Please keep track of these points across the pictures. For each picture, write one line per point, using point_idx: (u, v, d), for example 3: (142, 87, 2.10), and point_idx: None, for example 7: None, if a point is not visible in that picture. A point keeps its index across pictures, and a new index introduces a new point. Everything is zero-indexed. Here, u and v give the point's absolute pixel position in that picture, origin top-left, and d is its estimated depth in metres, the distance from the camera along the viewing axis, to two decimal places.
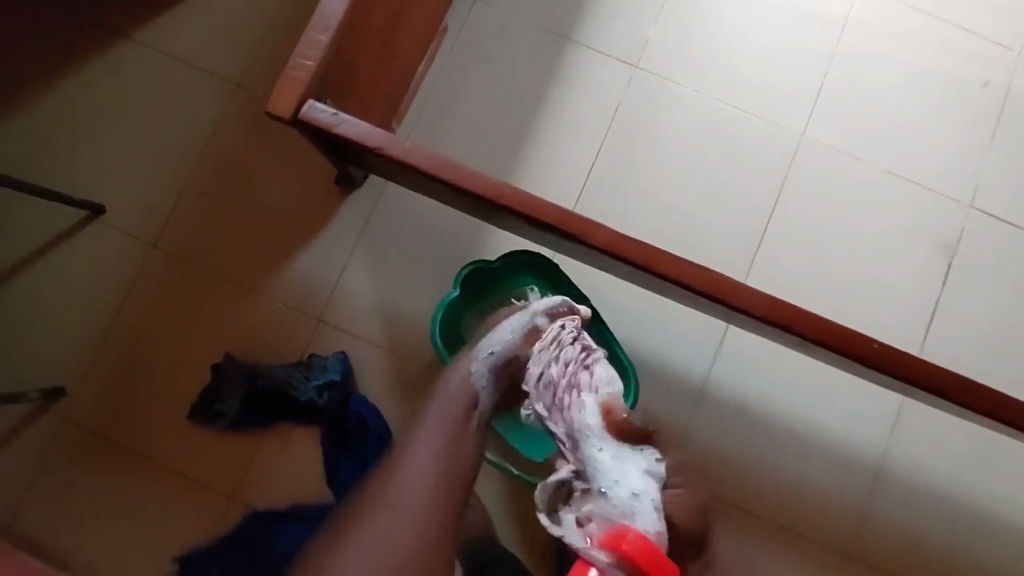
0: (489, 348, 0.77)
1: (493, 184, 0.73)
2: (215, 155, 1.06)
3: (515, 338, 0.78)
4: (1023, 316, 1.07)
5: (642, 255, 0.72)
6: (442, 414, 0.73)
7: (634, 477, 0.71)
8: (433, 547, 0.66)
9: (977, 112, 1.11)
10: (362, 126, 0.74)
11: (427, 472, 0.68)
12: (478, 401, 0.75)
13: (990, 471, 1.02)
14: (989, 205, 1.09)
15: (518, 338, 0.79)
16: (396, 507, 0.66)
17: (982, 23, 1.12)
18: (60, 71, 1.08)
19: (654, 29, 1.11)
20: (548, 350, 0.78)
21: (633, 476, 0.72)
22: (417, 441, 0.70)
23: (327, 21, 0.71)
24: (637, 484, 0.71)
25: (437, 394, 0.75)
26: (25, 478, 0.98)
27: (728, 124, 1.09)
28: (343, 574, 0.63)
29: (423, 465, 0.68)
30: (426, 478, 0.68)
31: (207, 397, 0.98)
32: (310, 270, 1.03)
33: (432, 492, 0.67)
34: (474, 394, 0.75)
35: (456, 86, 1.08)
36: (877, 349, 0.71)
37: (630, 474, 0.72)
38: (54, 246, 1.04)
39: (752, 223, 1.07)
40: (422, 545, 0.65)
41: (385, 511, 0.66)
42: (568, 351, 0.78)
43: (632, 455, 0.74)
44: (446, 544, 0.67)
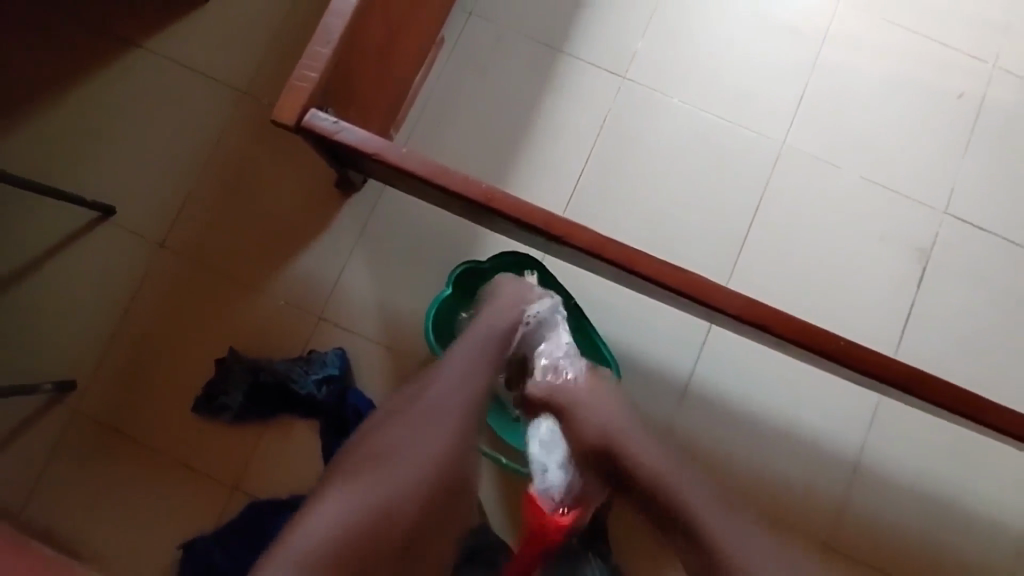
0: (527, 318, 0.84)
1: (484, 189, 0.77)
2: (220, 158, 1.10)
3: (547, 315, 0.86)
4: (998, 318, 1.09)
5: (623, 256, 0.75)
6: (469, 351, 0.78)
7: (539, 450, 0.87)
8: (448, 465, 0.69)
9: (952, 122, 1.13)
10: (361, 133, 0.78)
11: (449, 396, 0.73)
12: (502, 347, 0.80)
13: (966, 469, 1.05)
14: (964, 211, 1.11)
15: (546, 314, 0.86)
16: (418, 422, 0.70)
17: (960, 36, 1.15)
18: (74, 78, 1.13)
19: (642, 42, 1.14)
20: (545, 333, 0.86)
21: (540, 449, 0.87)
22: (442, 370, 0.76)
23: (329, 36, 0.75)
24: (539, 463, 0.87)
25: (467, 334, 0.80)
26: (38, 467, 1.03)
27: (711, 133, 1.12)
28: (361, 478, 0.66)
29: (446, 391, 0.74)
30: (448, 401, 0.73)
31: (211, 390, 1.02)
32: (311, 269, 1.07)
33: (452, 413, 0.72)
34: (501, 340, 0.80)
35: (453, 93, 1.12)
36: (843, 346, 0.74)
37: (536, 447, 0.87)
38: (66, 245, 1.09)
39: (735, 227, 1.10)
40: (438, 459, 0.69)
41: (406, 426, 0.70)
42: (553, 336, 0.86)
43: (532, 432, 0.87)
44: (459, 465, 0.70)
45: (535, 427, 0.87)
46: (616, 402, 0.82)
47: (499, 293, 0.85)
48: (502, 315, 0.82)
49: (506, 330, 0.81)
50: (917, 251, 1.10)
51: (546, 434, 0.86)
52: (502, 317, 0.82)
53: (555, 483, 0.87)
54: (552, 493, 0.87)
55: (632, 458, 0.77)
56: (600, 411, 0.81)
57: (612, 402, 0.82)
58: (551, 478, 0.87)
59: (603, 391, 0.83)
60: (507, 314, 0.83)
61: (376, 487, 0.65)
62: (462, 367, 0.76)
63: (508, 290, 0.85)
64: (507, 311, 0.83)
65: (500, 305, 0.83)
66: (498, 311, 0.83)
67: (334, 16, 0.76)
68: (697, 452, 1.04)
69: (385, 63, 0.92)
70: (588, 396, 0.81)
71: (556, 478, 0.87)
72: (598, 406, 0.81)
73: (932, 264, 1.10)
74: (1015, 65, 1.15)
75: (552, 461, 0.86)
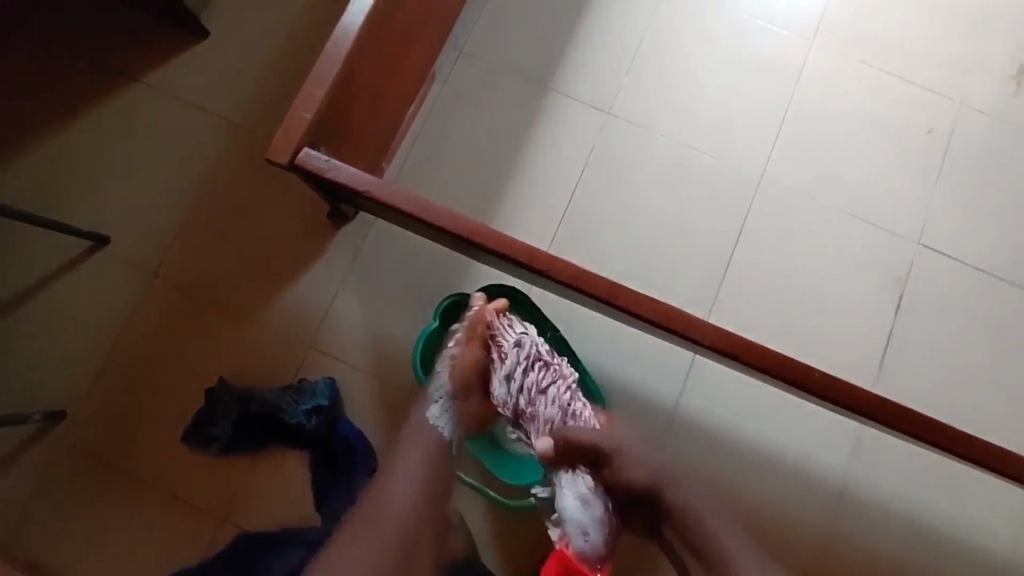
0: (511, 344, 0.94)
1: (470, 224, 0.80)
2: (215, 190, 1.12)
3: (517, 348, 0.94)
4: (972, 345, 1.12)
5: (604, 289, 0.78)
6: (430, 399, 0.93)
7: (578, 504, 0.88)
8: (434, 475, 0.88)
9: (923, 156, 1.18)
10: (352, 172, 0.81)
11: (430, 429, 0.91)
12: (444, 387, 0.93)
13: (948, 496, 1.06)
14: (937, 242, 1.15)
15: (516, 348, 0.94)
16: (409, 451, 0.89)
17: (927, 75, 1.21)
18: (73, 111, 1.15)
19: (626, 79, 1.18)
20: (527, 373, 0.94)
21: (579, 503, 0.88)
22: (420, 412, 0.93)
23: (323, 78, 0.79)
24: (576, 517, 0.88)
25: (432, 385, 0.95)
26: (24, 498, 1.02)
27: (692, 166, 1.16)
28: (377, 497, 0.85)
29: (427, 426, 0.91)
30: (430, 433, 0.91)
31: (200, 419, 1.03)
32: (302, 300, 1.08)
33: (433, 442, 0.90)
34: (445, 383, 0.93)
35: (442, 129, 1.15)
36: (818, 377, 0.76)
37: (574, 501, 0.89)
38: (58, 274, 1.10)
39: (718, 257, 1.13)
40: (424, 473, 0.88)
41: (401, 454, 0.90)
42: (529, 378, 0.94)
43: (569, 483, 0.90)
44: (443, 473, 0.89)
45: (572, 482, 0.90)
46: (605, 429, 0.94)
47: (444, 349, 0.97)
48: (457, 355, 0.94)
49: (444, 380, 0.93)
50: (893, 281, 1.13)
51: (582, 490, 0.89)
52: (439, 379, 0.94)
53: (593, 539, 0.88)
54: (588, 551, 0.88)
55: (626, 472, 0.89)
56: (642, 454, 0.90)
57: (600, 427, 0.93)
58: (590, 535, 0.88)
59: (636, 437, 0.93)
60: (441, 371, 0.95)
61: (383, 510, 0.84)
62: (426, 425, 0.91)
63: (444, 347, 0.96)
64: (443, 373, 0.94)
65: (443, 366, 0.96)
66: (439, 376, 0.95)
67: (327, 60, 0.79)
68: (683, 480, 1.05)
69: (378, 100, 0.95)
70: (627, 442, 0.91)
71: (597, 536, 0.88)
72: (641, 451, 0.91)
73: (907, 293, 1.13)
74: (981, 102, 1.20)
75: (592, 518, 0.88)
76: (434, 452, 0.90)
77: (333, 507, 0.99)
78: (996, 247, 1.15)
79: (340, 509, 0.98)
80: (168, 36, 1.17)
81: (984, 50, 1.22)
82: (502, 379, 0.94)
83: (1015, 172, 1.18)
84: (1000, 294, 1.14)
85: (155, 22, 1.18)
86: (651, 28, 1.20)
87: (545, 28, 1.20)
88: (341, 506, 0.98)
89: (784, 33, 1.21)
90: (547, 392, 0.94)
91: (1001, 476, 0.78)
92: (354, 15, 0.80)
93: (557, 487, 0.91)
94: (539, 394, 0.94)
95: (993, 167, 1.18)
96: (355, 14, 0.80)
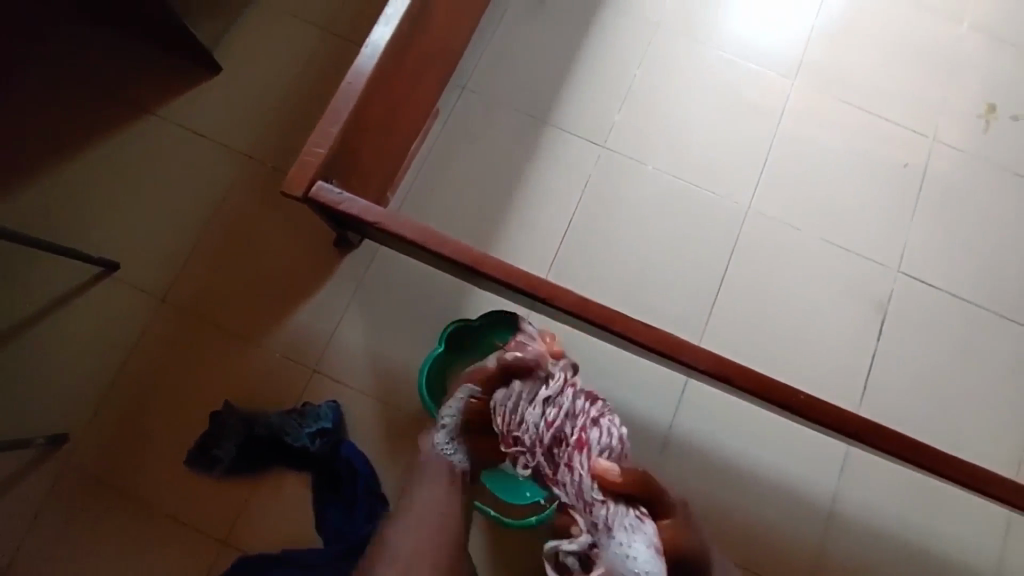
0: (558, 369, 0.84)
1: (475, 254, 0.84)
2: (223, 218, 1.16)
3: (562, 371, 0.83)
4: (951, 367, 1.17)
5: (603, 316, 0.82)
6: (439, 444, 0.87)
7: (651, 557, 0.57)
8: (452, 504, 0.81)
9: (899, 189, 1.25)
10: (363, 204, 0.86)
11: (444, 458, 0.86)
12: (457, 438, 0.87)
13: (934, 514, 1.10)
14: (915, 269, 1.21)
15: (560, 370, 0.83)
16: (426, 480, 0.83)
17: (901, 114, 1.28)
18: (86, 141, 1.19)
19: (619, 115, 1.25)
20: (574, 398, 0.79)
21: (653, 555, 0.58)
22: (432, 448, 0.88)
23: (337, 117, 0.83)
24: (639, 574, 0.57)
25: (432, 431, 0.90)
26: (24, 522, 1.02)
27: (682, 197, 1.21)
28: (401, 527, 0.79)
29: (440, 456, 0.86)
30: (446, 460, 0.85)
31: (204, 442, 1.04)
32: (308, 325, 1.11)
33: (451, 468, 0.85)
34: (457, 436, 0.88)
35: (445, 160, 1.20)
36: (804, 400, 0.81)
37: (646, 553, 0.57)
38: (66, 300, 1.12)
39: (709, 283, 1.18)
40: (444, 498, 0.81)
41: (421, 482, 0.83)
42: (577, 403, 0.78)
43: (635, 524, 0.60)
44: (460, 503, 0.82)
45: (638, 526, 0.59)
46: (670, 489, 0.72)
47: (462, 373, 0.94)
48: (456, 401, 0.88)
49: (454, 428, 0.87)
50: (875, 306, 1.19)
51: (651, 539, 0.59)
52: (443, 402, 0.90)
53: None
54: None
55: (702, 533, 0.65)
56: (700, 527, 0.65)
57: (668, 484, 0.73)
58: None
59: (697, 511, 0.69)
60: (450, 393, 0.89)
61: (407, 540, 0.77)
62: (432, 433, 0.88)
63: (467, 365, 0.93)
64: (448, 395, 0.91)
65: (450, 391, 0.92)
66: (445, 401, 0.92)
67: (341, 100, 0.84)
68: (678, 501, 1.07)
69: (386, 135, 1.00)
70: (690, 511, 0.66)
71: None
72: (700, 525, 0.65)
73: (888, 318, 1.18)
74: (951, 138, 1.28)
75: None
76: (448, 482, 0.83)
77: (335, 529, 1.00)
78: (970, 275, 1.21)
79: (341, 530, 0.99)
80: (181, 70, 1.22)
81: (952, 91, 1.30)
82: (543, 397, 0.80)
83: (985, 205, 1.25)
84: (975, 320, 1.19)
85: (170, 57, 1.23)
86: (642, 67, 1.27)
87: (543, 66, 1.26)
88: (342, 527, 1.00)
89: (767, 73, 1.28)
90: (598, 421, 0.76)
91: (981, 495, 0.83)
92: (368, 57, 0.85)
93: (615, 531, 0.60)
94: (591, 424, 0.75)
95: (965, 200, 1.25)
96: (367, 57, 0.85)
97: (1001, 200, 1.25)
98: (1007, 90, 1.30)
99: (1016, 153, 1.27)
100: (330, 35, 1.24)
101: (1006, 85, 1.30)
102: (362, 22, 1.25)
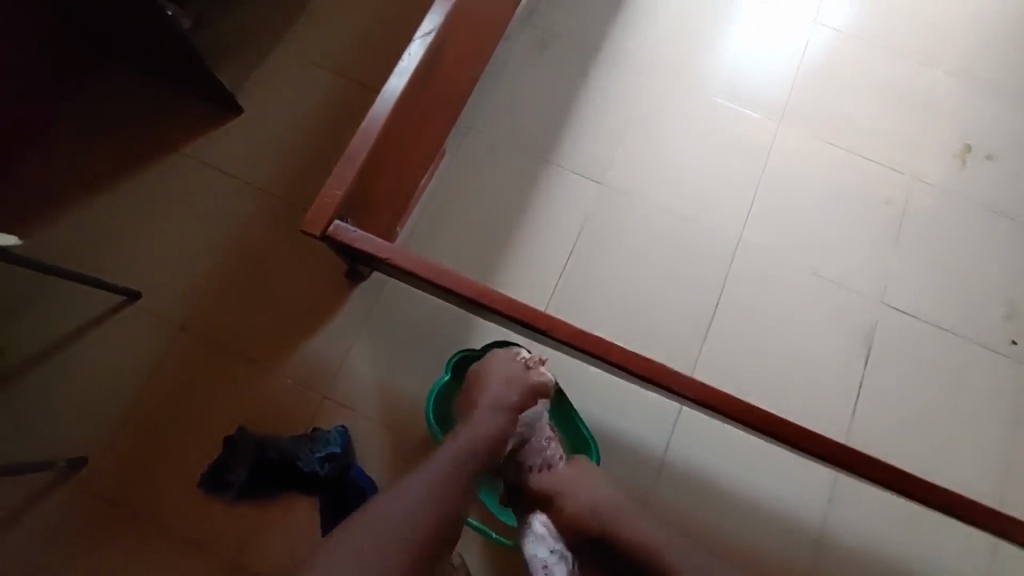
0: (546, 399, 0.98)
1: (478, 288, 0.91)
2: (241, 250, 1.22)
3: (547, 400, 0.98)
4: (934, 396, 1.22)
5: (598, 346, 0.88)
6: (454, 445, 0.83)
7: (537, 547, 0.89)
8: (438, 501, 0.76)
9: (882, 225, 1.31)
10: (375, 241, 0.92)
11: (448, 458, 0.81)
12: (478, 442, 0.84)
13: (921, 539, 1.13)
14: (899, 301, 1.27)
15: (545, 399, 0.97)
16: (425, 470, 0.79)
17: (884, 154, 1.36)
18: (112, 177, 1.26)
19: (615, 154, 1.32)
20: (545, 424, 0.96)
21: (538, 544, 0.89)
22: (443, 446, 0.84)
23: (353, 161, 0.91)
24: (535, 557, 0.89)
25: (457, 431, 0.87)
26: (41, 542, 1.06)
27: (676, 232, 1.28)
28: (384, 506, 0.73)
29: (446, 455, 0.82)
30: (448, 460, 0.81)
31: (218, 466, 1.08)
32: (319, 353, 1.17)
33: (452, 466, 0.80)
34: (476, 439, 0.85)
35: (451, 197, 1.27)
36: (788, 428, 0.86)
37: (533, 545, 0.90)
38: (90, 327, 1.17)
39: (701, 314, 1.24)
40: (433, 495, 0.76)
41: (418, 471, 0.79)
42: (544, 429, 0.95)
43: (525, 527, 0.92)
44: (448, 505, 0.76)
45: (530, 525, 0.91)
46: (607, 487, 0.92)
47: (490, 368, 0.96)
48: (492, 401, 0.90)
49: (488, 435, 0.86)
50: (861, 337, 1.24)
51: (537, 529, 0.90)
52: (502, 394, 0.91)
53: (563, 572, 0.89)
54: None
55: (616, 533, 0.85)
56: (587, 490, 0.91)
57: (602, 487, 0.91)
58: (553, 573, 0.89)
59: (583, 473, 0.94)
60: (527, 398, 0.92)
61: (385, 520, 0.71)
62: (489, 418, 0.88)
63: (498, 363, 0.96)
64: (507, 388, 0.92)
65: (498, 382, 0.93)
66: (495, 389, 0.92)
67: (357, 146, 0.91)
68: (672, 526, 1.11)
69: (397, 176, 1.07)
70: (574, 480, 0.92)
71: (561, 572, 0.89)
72: (588, 487, 0.91)
73: (874, 348, 1.24)
74: (931, 177, 1.35)
75: (548, 555, 0.89)
76: (444, 478, 0.78)
77: None
78: (950, 308, 1.27)
79: None
80: (205, 111, 1.30)
81: (930, 132, 1.38)
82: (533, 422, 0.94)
83: (964, 241, 1.31)
84: (956, 351, 1.24)
85: (195, 99, 1.30)
86: (638, 110, 1.35)
87: (543, 109, 1.34)
88: None
89: (756, 116, 1.36)
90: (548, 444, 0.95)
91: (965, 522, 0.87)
92: (383, 107, 0.93)
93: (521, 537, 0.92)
94: (546, 446, 0.95)
95: (946, 235, 1.32)
96: (382, 107, 0.93)
97: (979, 235, 1.32)
98: (980, 131, 1.38)
99: (992, 191, 1.35)
100: (345, 80, 1.32)
101: (981, 128, 1.38)
102: (375, 69, 1.33)
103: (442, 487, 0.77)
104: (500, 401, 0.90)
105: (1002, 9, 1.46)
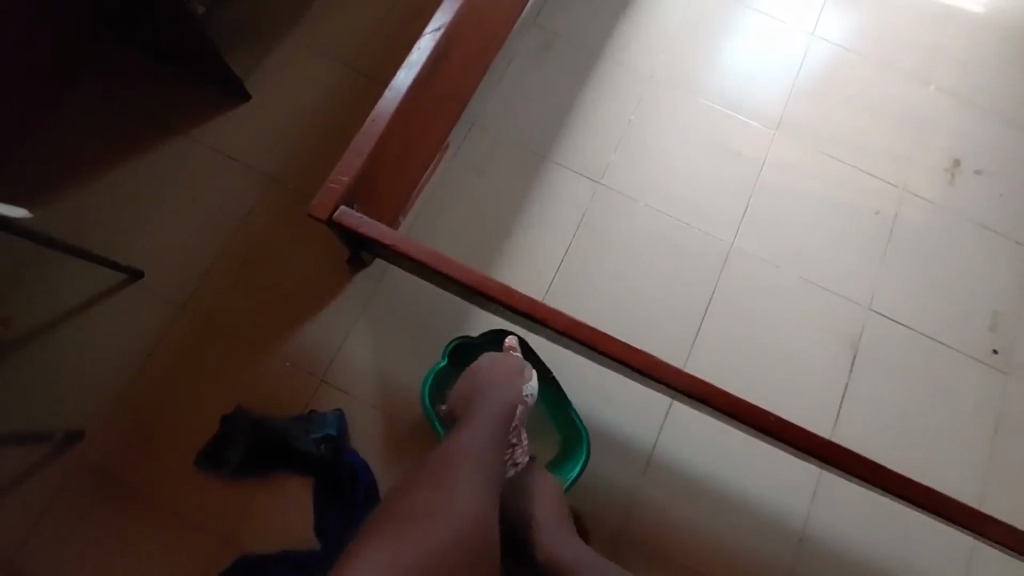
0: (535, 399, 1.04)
1: (479, 277, 0.93)
2: (245, 234, 1.24)
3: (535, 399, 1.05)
4: (916, 402, 1.25)
5: (588, 336, 0.90)
6: (479, 437, 0.86)
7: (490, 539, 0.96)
8: (473, 493, 0.78)
9: (871, 235, 1.35)
10: (379, 228, 0.94)
11: (475, 450, 0.84)
12: (499, 436, 0.88)
13: (899, 541, 1.16)
14: (885, 309, 1.30)
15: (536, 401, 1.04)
16: (455, 460, 0.81)
17: (876, 166, 1.39)
18: (119, 157, 1.28)
19: (614, 156, 1.35)
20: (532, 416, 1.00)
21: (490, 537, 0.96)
22: (467, 436, 0.86)
23: (360, 150, 0.93)
24: None
25: (475, 421, 0.89)
26: (36, 512, 1.07)
27: (671, 234, 1.31)
28: (425, 496, 0.75)
29: (472, 446, 0.84)
30: (476, 452, 0.83)
31: (213, 445, 1.11)
32: (317, 337, 1.19)
33: (480, 458, 0.82)
34: (497, 432, 0.88)
35: (452, 190, 1.30)
36: (775, 423, 0.88)
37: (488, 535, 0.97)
38: (90, 303, 1.19)
39: (693, 313, 1.27)
40: (468, 486, 0.78)
41: (448, 460, 0.81)
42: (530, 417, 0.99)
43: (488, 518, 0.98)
44: (481, 496, 0.78)
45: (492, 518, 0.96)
46: (559, 498, 0.95)
47: (499, 356, 0.98)
48: (505, 393, 0.93)
49: (505, 428, 0.89)
50: (848, 342, 1.28)
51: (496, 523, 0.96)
52: (514, 383, 0.94)
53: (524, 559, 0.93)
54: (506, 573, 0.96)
55: (541, 544, 0.89)
56: (544, 494, 0.94)
57: (555, 496, 0.95)
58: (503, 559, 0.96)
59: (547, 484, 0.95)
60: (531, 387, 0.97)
61: (427, 507, 0.73)
62: (506, 411, 0.91)
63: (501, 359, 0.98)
64: (516, 378, 0.96)
65: (511, 370, 0.96)
66: (507, 377, 0.95)
67: (364, 136, 0.94)
68: (658, 520, 1.14)
69: (402, 167, 1.09)
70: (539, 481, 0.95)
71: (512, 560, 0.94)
72: (544, 496, 0.93)
73: (860, 353, 1.27)
74: (921, 191, 1.39)
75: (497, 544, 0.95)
76: (477, 472, 0.81)
77: (333, 532, 1.06)
78: (934, 317, 1.31)
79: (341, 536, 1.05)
80: (213, 97, 1.32)
81: (921, 146, 1.41)
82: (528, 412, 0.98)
83: (950, 255, 1.35)
84: (940, 359, 1.28)
85: (206, 84, 1.33)
86: (637, 114, 1.38)
87: (545, 109, 1.37)
88: (342, 534, 1.05)
89: (753, 125, 1.40)
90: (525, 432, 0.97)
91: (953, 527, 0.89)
92: (390, 100, 0.96)
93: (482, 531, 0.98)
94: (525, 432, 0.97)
95: (933, 247, 1.35)
96: (389, 99, 0.96)
97: (965, 248, 1.36)
98: (970, 148, 1.42)
99: (979, 207, 1.38)
100: (352, 71, 1.35)
101: (970, 144, 1.42)
102: (383, 62, 1.36)
103: (475, 479, 0.79)
104: (511, 392, 0.93)
105: (995, 29, 1.50)
